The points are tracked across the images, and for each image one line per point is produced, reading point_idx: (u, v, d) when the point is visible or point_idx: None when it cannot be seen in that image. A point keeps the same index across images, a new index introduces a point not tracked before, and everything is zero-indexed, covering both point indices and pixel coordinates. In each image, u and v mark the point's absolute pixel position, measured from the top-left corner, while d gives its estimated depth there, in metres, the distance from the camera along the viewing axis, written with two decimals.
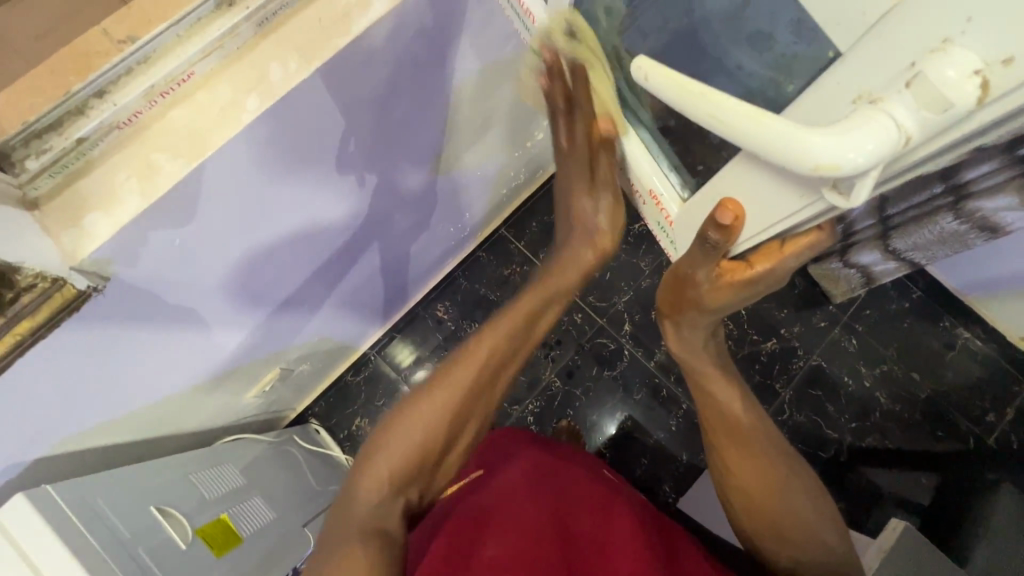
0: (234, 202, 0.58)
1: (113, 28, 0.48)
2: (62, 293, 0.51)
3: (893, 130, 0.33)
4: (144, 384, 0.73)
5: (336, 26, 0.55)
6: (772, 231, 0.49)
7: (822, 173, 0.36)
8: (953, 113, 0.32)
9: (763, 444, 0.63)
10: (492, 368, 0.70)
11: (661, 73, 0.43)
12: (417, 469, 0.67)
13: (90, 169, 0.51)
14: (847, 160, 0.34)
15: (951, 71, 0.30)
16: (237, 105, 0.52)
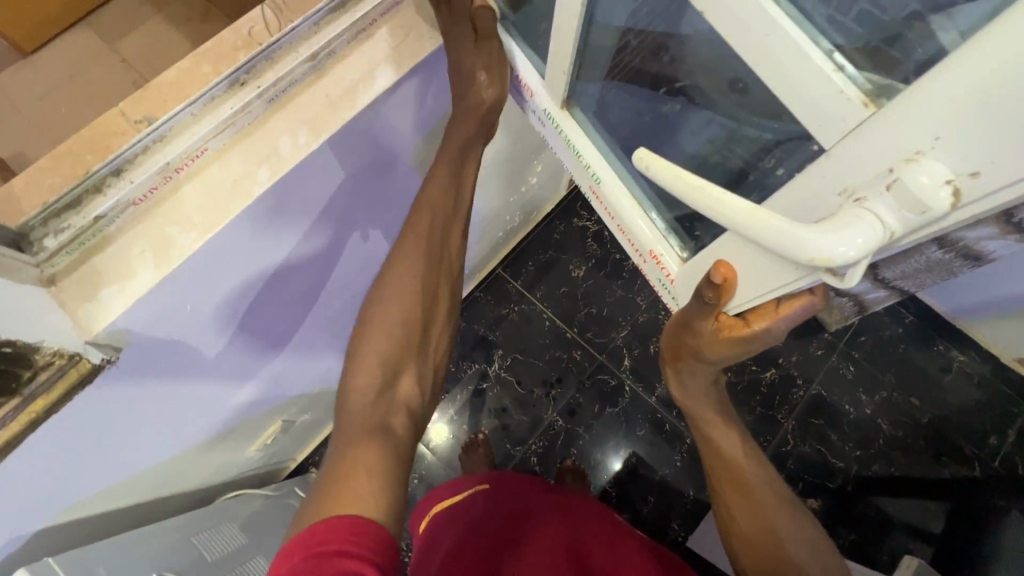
0: (239, 265, 0.59)
1: (130, 108, 0.51)
2: (78, 369, 0.52)
3: (879, 227, 0.36)
4: (148, 446, 0.72)
5: (342, 101, 0.58)
6: (772, 293, 0.50)
7: (818, 264, 0.38)
8: (931, 214, 0.34)
9: (766, 492, 0.64)
10: (441, 230, 0.68)
11: (659, 163, 0.43)
12: (400, 350, 0.63)
13: (106, 244, 0.53)
14: (839, 253, 0.37)
15: (926, 178, 0.33)
16: (249, 178, 0.55)
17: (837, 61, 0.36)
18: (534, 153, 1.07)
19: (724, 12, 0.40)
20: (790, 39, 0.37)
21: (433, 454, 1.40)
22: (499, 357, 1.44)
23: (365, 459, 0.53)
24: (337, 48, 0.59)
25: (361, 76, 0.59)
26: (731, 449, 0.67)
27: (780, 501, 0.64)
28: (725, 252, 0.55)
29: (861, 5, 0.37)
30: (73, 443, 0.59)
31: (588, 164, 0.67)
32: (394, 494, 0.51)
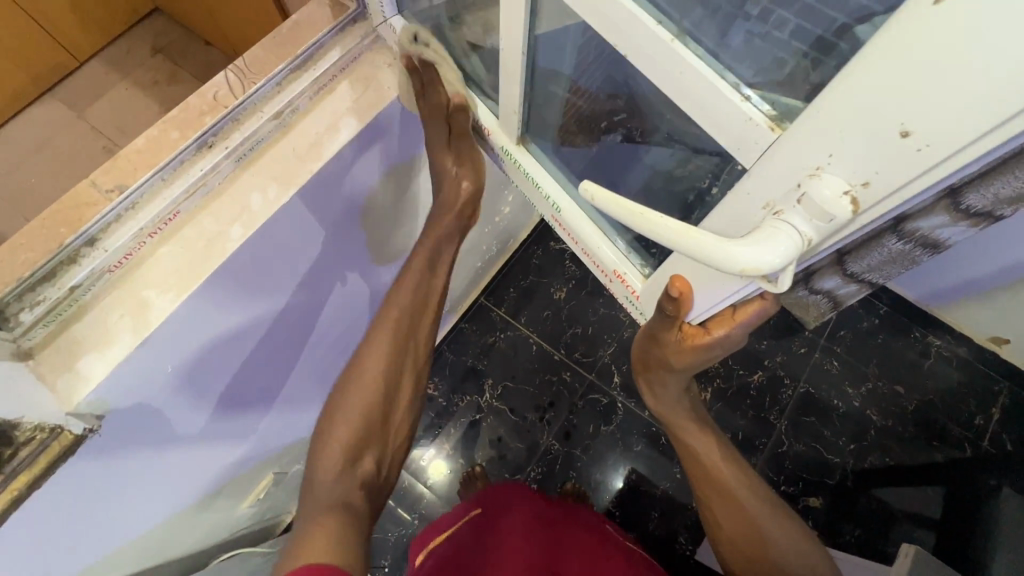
0: (217, 327, 0.60)
1: (100, 179, 0.53)
2: (60, 441, 0.50)
3: (795, 237, 0.39)
4: (136, 516, 0.70)
5: (310, 154, 0.60)
6: (728, 299, 0.52)
7: (749, 274, 0.40)
8: (838, 221, 0.37)
9: (746, 495, 0.65)
10: (410, 321, 0.69)
11: (603, 193, 0.44)
12: (363, 437, 0.64)
13: (82, 313, 0.53)
14: (767, 263, 0.39)
15: (828, 191, 0.36)
16: (222, 236, 0.56)
17: (745, 92, 0.40)
18: (503, 184, 1.10)
19: (642, 55, 0.44)
20: (701, 76, 0.40)
21: (433, 492, 1.38)
22: (489, 388, 1.44)
23: (328, 529, 0.53)
24: (301, 105, 0.61)
25: (325, 128, 0.61)
26: (708, 458, 0.67)
27: (761, 501, 0.65)
28: (677, 265, 0.57)
29: (796, 22, 0.38)
30: (58, 518, 0.58)
31: (547, 194, 0.69)
32: (355, 557, 0.51)
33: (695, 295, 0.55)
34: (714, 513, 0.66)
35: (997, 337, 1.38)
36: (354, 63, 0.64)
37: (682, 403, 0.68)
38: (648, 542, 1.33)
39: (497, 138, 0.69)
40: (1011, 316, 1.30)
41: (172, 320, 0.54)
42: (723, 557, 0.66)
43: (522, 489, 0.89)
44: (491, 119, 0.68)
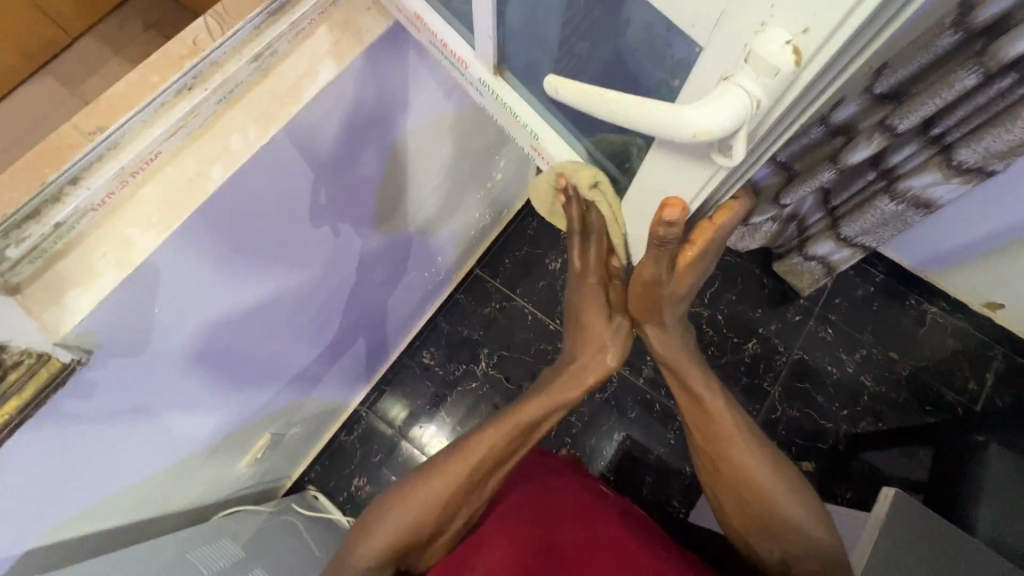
0: (197, 279, 0.61)
1: (83, 121, 0.55)
2: (47, 369, 0.52)
3: (745, 98, 0.39)
4: (132, 462, 0.75)
5: (289, 96, 0.60)
6: (700, 198, 0.54)
7: (701, 138, 0.40)
8: (783, 74, 0.37)
9: (747, 452, 0.69)
10: (491, 463, 0.72)
11: (565, 85, 0.46)
12: (405, 548, 0.69)
13: (69, 251, 0.53)
14: (717, 125, 0.39)
15: (773, 45, 0.36)
16: (203, 175, 0.56)
17: None
18: (493, 149, 1.10)
19: None
20: None
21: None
22: (485, 356, 1.44)
23: None
24: (280, 48, 0.61)
25: (304, 70, 0.61)
26: (720, 418, 0.71)
27: (762, 458, 0.69)
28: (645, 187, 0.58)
29: None
30: (45, 454, 0.61)
31: (525, 125, 0.68)
32: None
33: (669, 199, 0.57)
34: (720, 470, 0.70)
35: (993, 302, 1.38)
36: (333, 7, 0.64)
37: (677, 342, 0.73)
38: (642, 506, 1.35)
39: (472, 70, 0.67)
40: (1007, 279, 1.30)
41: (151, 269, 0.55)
42: (723, 506, 0.72)
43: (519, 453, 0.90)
44: (466, 48, 0.65)
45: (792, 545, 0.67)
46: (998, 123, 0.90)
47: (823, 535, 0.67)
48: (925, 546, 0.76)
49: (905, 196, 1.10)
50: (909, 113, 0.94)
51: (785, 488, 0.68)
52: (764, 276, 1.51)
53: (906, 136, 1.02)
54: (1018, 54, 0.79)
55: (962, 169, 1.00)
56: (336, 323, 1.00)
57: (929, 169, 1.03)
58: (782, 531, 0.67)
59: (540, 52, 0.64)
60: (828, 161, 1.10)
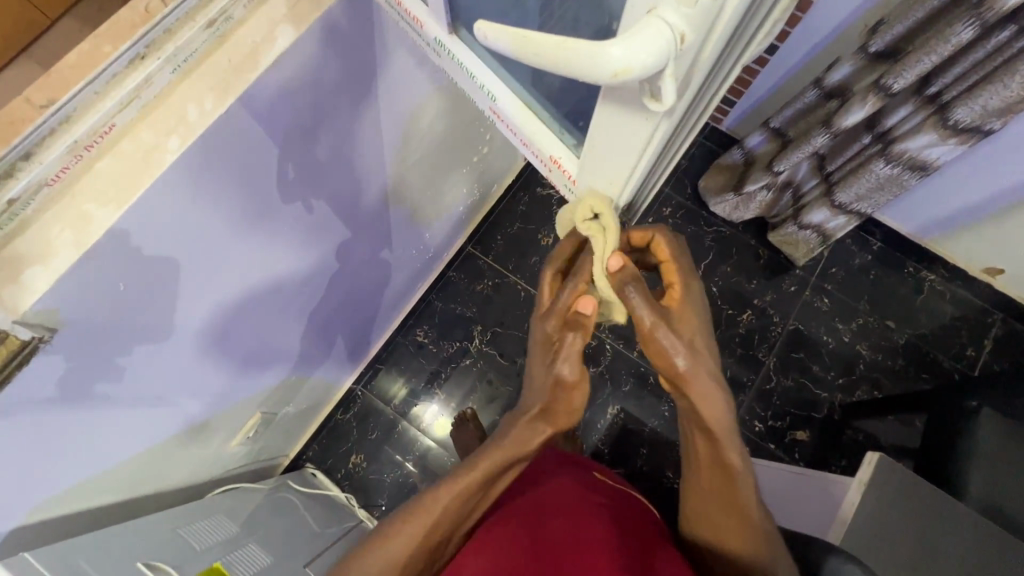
0: (181, 262, 0.65)
1: (34, 95, 0.52)
2: (6, 345, 0.53)
3: (668, 32, 0.39)
4: (113, 442, 0.75)
5: (247, 63, 0.59)
6: (654, 144, 0.52)
7: (623, 77, 0.41)
8: (703, 4, 0.37)
9: (747, 493, 0.62)
10: (452, 518, 0.64)
11: (494, 31, 0.47)
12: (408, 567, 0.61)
13: (23, 229, 0.54)
14: (637, 62, 0.40)
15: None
16: (160, 147, 0.56)
17: None
18: (476, 120, 1.07)
19: None
20: None
21: (436, 442, 1.38)
22: (479, 333, 1.44)
23: None
24: (236, 13, 0.60)
25: (262, 37, 0.60)
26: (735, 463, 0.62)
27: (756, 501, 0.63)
28: (597, 143, 0.58)
29: None
30: (30, 430, 0.62)
31: (481, 84, 0.67)
32: None
33: (623, 147, 0.55)
34: (712, 502, 0.64)
35: (992, 267, 1.37)
36: None
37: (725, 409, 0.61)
38: (637, 478, 1.36)
39: (429, 29, 0.67)
40: (1005, 243, 1.28)
41: (136, 250, 0.59)
42: (698, 529, 0.66)
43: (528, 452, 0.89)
44: (420, 6, 0.64)
45: None
46: (994, 80, 0.86)
47: None
48: (905, 506, 0.77)
49: (900, 159, 1.06)
50: (903, 71, 0.90)
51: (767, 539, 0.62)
52: (759, 247, 1.48)
53: (901, 96, 0.99)
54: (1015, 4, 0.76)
55: (957, 129, 0.97)
56: (322, 302, 1.01)
57: (924, 130, 1.00)
58: None
59: (504, 8, 0.62)
60: (822, 126, 1.07)
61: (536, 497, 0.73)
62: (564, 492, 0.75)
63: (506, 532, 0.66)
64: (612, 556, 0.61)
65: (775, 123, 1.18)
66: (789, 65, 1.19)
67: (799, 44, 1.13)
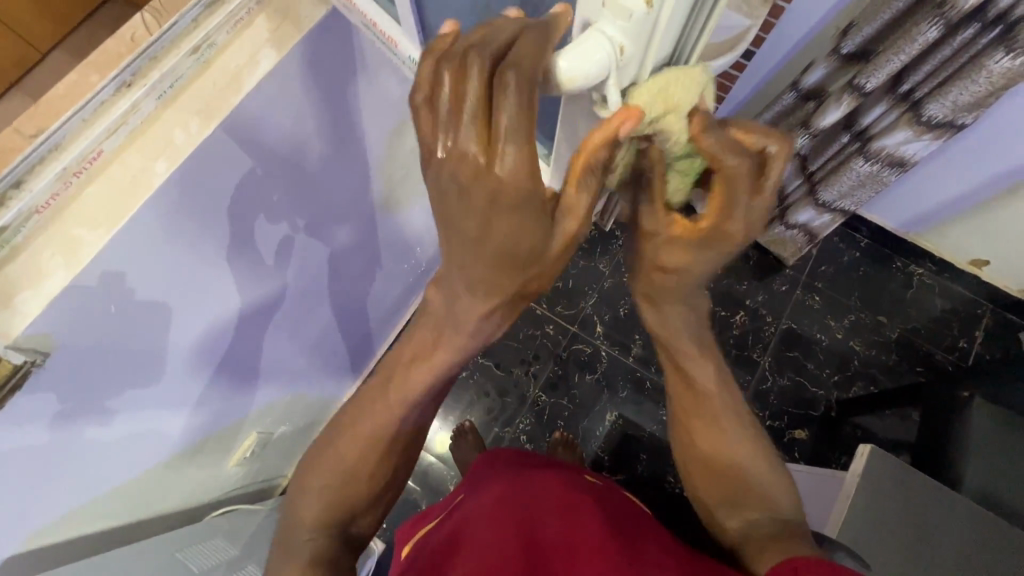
0: (169, 304, 0.68)
1: (23, 124, 0.53)
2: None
3: (608, 43, 0.44)
4: (112, 465, 0.75)
5: (230, 87, 0.64)
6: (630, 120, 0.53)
7: (570, 86, 0.46)
8: (637, 17, 0.41)
9: (726, 419, 0.67)
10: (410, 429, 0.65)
11: None
12: (375, 470, 0.64)
13: (15, 254, 0.53)
14: (582, 72, 0.44)
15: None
16: (148, 171, 0.59)
17: None
18: None
19: None
20: None
21: (437, 456, 1.38)
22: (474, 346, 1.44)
23: (314, 493, 0.63)
24: (219, 39, 0.62)
25: (247, 58, 0.65)
26: (712, 398, 0.67)
27: (738, 431, 0.67)
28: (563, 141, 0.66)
29: None
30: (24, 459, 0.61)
31: None
32: (319, 518, 0.62)
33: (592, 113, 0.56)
34: (694, 435, 0.68)
35: (978, 259, 1.37)
36: None
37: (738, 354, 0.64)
38: (638, 483, 1.36)
39: (403, 47, 0.75)
40: (990, 236, 1.28)
41: (130, 291, 0.62)
42: (689, 476, 0.68)
43: (518, 453, 0.88)
44: (393, 26, 0.72)
45: (755, 521, 0.62)
46: (961, 77, 0.89)
47: (795, 518, 0.62)
48: (900, 498, 0.78)
49: (879, 156, 1.08)
50: (875, 71, 0.93)
51: (755, 458, 0.65)
52: (748, 248, 1.50)
53: (875, 94, 1.01)
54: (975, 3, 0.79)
55: (932, 124, 0.99)
56: (314, 317, 1.02)
57: (900, 127, 1.01)
58: (753, 511, 0.62)
59: None
60: (802, 127, 1.11)
61: (525, 496, 0.72)
62: (556, 489, 0.73)
63: (496, 533, 0.64)
64: (609, 554, 0.59)
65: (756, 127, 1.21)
66: (767, 69, 1.21)
67: (773, 50, 1.16)
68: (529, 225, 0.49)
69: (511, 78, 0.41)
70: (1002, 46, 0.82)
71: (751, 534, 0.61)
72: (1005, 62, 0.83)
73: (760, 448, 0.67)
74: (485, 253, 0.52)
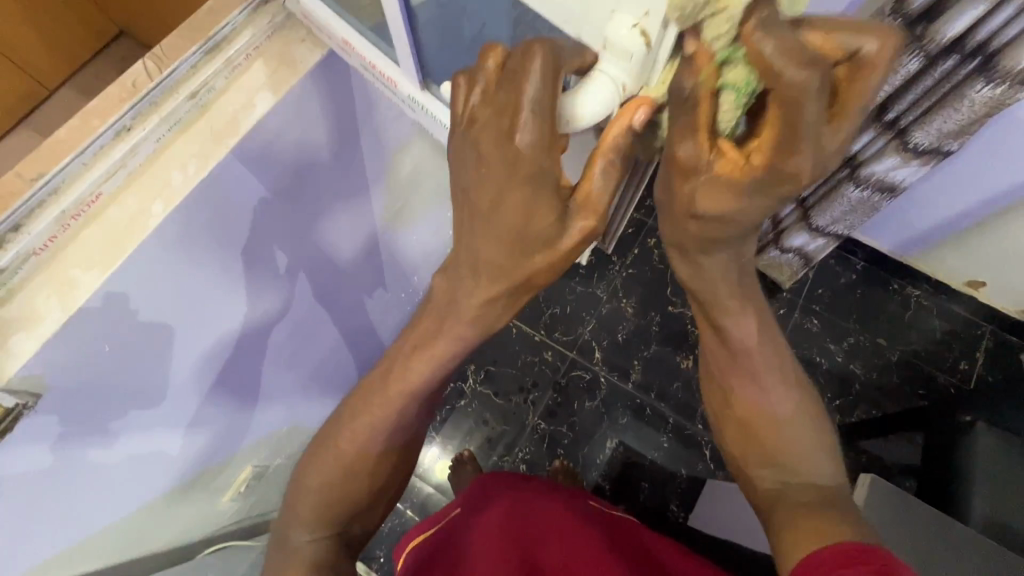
0: (170, 329, 0.79)
1: (25, 171, 0.64)
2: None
3: (611, 85, 0.51)
4: (110, 496, 0.78)
5: (227, 131, 0.75)
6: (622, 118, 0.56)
7: (576, 125, 0.52)
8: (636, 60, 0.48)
9: (769, 379, 0.64)
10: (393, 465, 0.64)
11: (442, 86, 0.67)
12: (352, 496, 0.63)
13: (13, 294, 0.66)
14: (587, 111, 0.51)
15: (623, 29, 0.46)
16: (145, 213, 0.71)
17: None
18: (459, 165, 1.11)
19: None
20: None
21: (436, 488, 1.36)
22: (472, 374, 1.43)
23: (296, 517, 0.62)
24: (217, 84, 0.75)
25: (240, 106, 0.76)
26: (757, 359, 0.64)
27: (782, 390, 0.64)
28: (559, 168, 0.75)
29: None
30: (26, 484, 0.69)
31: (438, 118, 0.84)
32: (301, 545, 0.62)
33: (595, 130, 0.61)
34: (734, 396, 0.65)
35: (974, 281, 1.36)
36: (266, 43, 0.79)
37: (744, 371, 0.64)
38: (641, 513, 1.34)
39: (402, 87, 0.83)
40: (985, 258, 1.28)
41: (135, 314, 0.74)
42: (726, 436, 0.67)
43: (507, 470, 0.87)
44: (389, 64, 0.80)
45: (793, 479, 0.60)
46: (944, 106, 0.90)
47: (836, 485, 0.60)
48: (905, 529, 0.76)
49: (868, 182, 1.09)
50: None
51: (795, 421, 0.63)
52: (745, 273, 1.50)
53: (862, 122, 1.03)
54: (953, 37, 0.81)
55: (918, 151, 1.00)
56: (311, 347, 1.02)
57: (887, 154, 1.02)
58: (788, 471, 0.61)
59: None
60: None
61: (523, 522, 0.72)
62: (556, 515, 0.73)
63: (496, 561, 0.63)
64: None
65: None
66: None
67: None
68: (543, 195, 0.51)
69: (538, 57, 0.45)
70: (980, 77, 0.84)
71: (783, 489, 0.61)
72: (985, 92, 0.85)
73: (804, 413, 0.65)
74: (496, 230, 0.53)
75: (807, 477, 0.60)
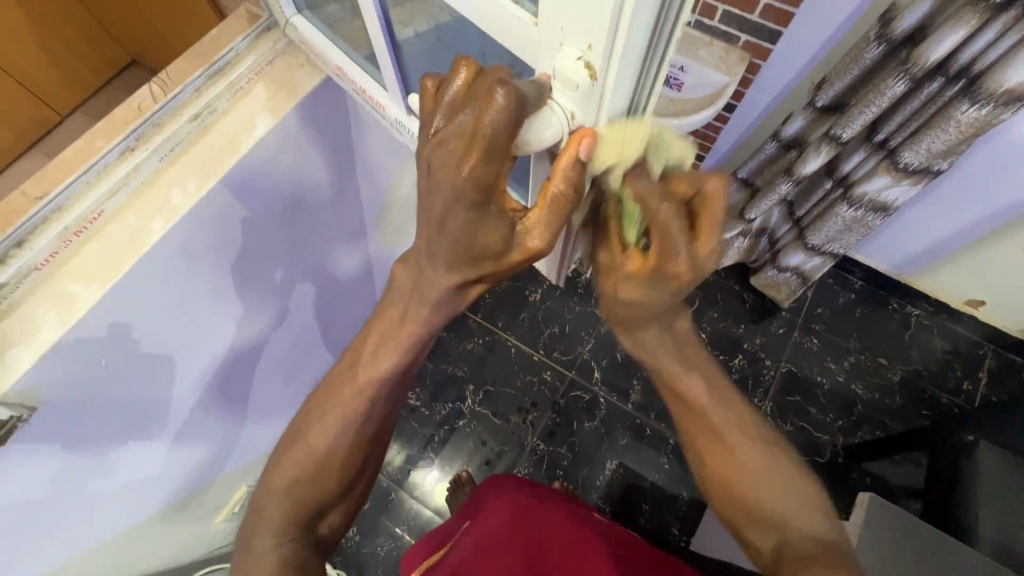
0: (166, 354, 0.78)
1: (30, 188, 0.68)
2: None
3: (560, 113, 0.51)
4: (100, 511, 0.78)
5: (227, 151, 0.77)
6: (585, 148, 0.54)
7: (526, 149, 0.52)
8: (583, 88, 0.48)
9: (736, 436, 0.61)
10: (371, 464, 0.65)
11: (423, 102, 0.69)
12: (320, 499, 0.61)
13: (13, 308, 0.66)
14: (537, 136, 0.51)
15: (570, 62, 0.47)
16: (146, 229, 0.71)
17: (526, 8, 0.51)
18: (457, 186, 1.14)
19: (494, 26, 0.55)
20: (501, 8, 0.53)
21: (433, 509, 1.34)
22: (471, 393, 1.43)
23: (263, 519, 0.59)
24: (220, 105, 0.79)
25: (242, 127, 0.78)
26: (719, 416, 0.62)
27: (756, 445, 0.60)
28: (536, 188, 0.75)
29: None
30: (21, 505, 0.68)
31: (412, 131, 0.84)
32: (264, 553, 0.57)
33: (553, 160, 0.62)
34: (710, 459, 0.62)
35: (973, 300, 1.38)
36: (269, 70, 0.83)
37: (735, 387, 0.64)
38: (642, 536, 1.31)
39: (390, 111, 0.84)
40: (982, 277, 1.29)
41: (137, 339, 0.74)
42: (713, 501, 0.63)
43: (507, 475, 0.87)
44: (378, 89, 0.82)
45: (792, 542, 0.56)
46: (932, 126, 0.92)
47: (838, 540, 0.56)
48: (907, 549, 0.75)
49: (861, 201, 1.10)
50: (850, 121, 0.96)
51: (780, 477, 0.59)
52: (744, 292, 1.51)
53: (853, 143, 1.04)
54: (938, 59, 0.83)
55: (909, 171, 1.01)
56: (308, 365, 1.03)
57: (879, 173, 1.03)
58: (780, 534, 0.57)
59: None
60: (785, 174, 1.14)
61: (525, 532, 0.70)
62: (561, 527, 0.72)
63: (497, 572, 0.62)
64: None
65: (743, 174, 1.24)
66: (751, 119, 1.25)
67: (753, 104, 1.21)
68: (491, 226, 0.50)
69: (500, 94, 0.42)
70: (966, 98, 0.85)
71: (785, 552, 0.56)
72: (972, 112, 0.86)
73: (786, 465, 0.60)
74: (447, 248, 0.52)
75: (803, 532, 0.56)
